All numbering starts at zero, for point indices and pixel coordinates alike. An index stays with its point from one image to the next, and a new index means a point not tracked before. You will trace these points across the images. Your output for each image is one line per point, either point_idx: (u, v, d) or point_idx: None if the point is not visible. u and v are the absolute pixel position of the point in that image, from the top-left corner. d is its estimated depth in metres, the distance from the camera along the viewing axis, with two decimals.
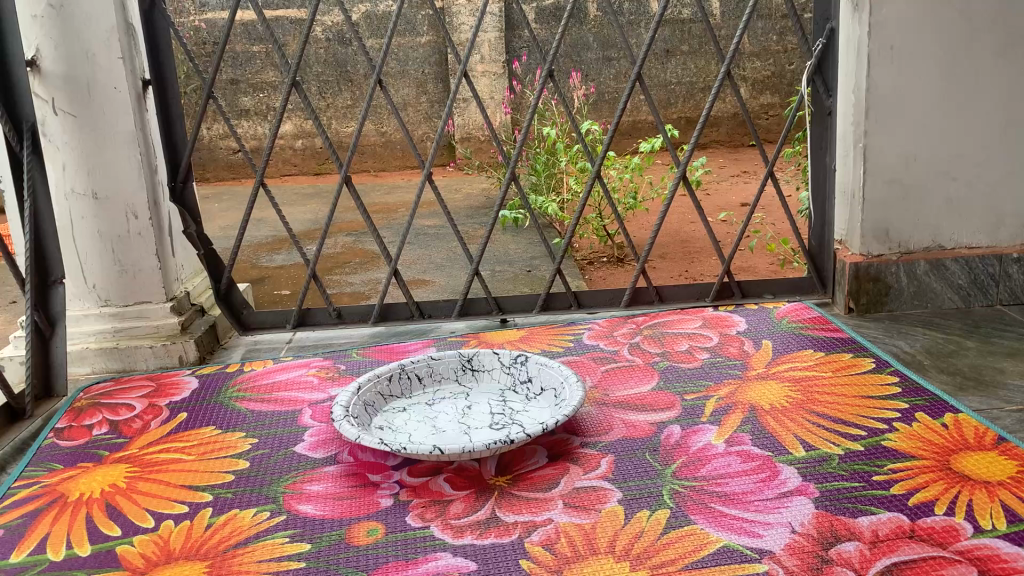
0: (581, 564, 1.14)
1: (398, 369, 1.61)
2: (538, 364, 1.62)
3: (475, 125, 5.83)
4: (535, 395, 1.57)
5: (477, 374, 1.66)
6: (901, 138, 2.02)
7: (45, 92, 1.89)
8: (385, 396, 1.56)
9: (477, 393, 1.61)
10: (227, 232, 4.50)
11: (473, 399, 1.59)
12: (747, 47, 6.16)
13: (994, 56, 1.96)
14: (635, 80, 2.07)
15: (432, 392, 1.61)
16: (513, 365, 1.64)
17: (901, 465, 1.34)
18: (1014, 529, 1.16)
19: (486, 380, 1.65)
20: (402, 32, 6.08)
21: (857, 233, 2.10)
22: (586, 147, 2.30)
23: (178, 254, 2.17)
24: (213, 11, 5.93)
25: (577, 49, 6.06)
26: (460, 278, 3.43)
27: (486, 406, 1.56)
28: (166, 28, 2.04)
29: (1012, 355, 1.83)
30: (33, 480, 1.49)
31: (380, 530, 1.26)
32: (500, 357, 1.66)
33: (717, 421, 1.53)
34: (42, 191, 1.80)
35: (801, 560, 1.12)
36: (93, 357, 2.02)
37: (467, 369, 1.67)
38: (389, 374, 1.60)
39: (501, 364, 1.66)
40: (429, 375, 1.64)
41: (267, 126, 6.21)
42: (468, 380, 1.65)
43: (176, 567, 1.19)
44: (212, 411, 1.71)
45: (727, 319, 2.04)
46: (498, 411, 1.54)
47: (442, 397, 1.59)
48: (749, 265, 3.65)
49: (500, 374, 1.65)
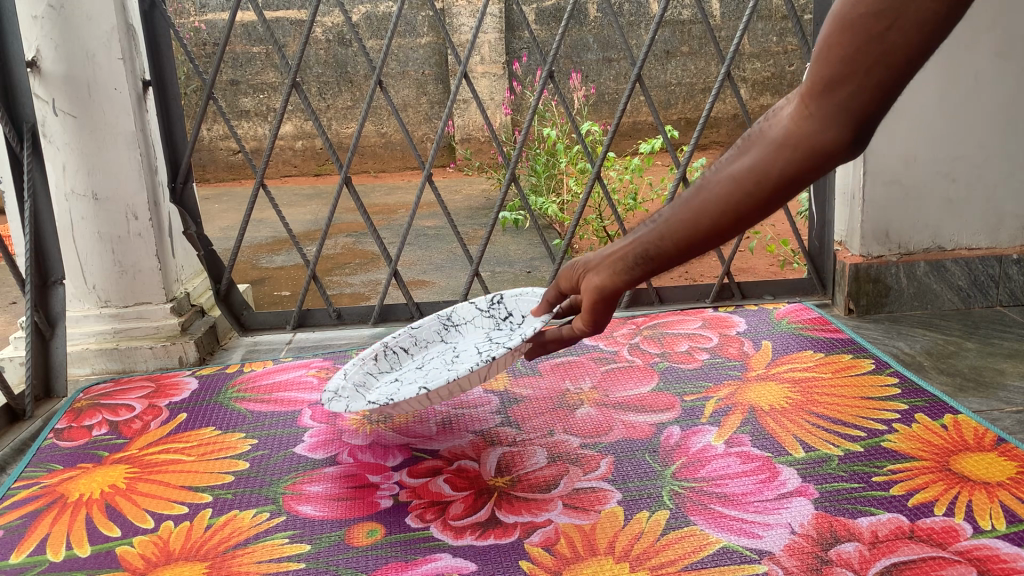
0: (581, 564, 1.14)
1: (381, 347, 1.63)
2: (514, 297, 1.61)
3: (475, 126, 5.86)
4: (517, 325, 1.56)
5: (460, 328, 1.65)
6: (900, 140, 2.02)
7: (45, 93, 1.89)
8: (374, 373, 1.58)
9: (463, 342, 1.60)
10: (227, 233, 4.52)
11: (460, 346, 1.58)
12: (747, 48, 6.17)
13: (993, 57, 1.95)
14: (635, 80, 2.06)
15: (421, 358, 1.61)
16: (491, 307, 1.63)
17: (900, 466, 1.34)
18: (1014, 530, 1.15)
19: (470, 330, 1.64)
20: (402, 32, 6.08)
21: (857, 235, 2.11)
22: (586, 146, 2.28)
23: (179, 254, 2.17)
24: (213, 11, 5.93)
25: (577, 50, 6.06)
26: (460, 279, 3.44)
27: (473, 347, 1.54)
28: (167, 29, 2.03)
29: (1012, 356, 1.83)
30: (33, 480, 1.49)
31: (379, 531, 1.26)
32: (476, 304, 1.65)
33: (717, 422, 1.53)
34: (42, 192, 1.80)
35: (801, 560, 1.12)
36: (93, 357, 2.03)
37: (449, 327, 1.66)
38: (373, 354, 1.61)
39: (479, 309, 1.65)
40: (414, 345, 1.65)
41: (268, 127, 6.23)
42: (453, 336, 1.65)
43: (176, 567, 1.19)
44: (212, 412, 1.71)
45: (727, 319, 2.05)
46: (484, 345, 1.52)
47: (431, 357, 1.59)
48: (749, 266, 3.66)
49: (482, 320, 1.64)
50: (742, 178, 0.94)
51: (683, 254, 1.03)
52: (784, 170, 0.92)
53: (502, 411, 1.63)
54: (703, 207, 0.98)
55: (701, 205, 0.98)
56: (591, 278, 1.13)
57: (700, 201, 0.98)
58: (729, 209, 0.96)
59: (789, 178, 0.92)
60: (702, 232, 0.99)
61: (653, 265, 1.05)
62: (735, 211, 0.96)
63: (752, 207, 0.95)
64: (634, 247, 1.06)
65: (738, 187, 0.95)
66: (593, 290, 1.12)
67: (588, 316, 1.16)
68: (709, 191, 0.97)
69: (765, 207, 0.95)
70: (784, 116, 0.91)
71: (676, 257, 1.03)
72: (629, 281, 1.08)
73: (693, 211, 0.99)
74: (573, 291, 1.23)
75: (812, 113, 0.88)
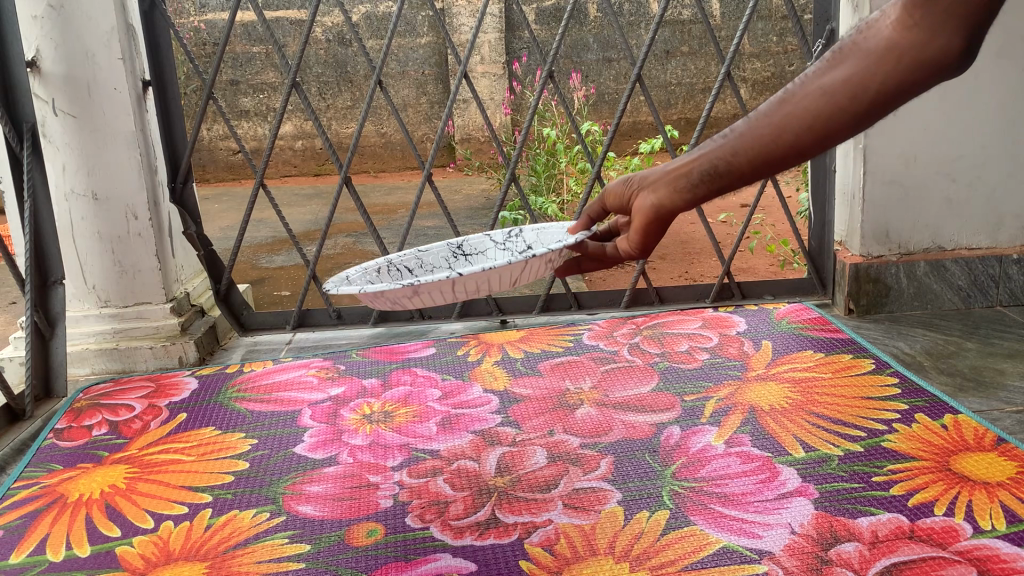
0: (581, 564, 1.14)
1: (386, 262, 1.63)
2: (534, 231, 1.67)
3: (475, 126, 5.86)
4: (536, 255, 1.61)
5: (470, 258, 1.70)
6: (900, 140, 2.02)
7: (45, 93, 1.89)
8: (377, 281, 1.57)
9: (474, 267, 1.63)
10: (227, 233, 4.52)
11: None
12: (747, 48, 6.16)
13: (994, 57, 1.96)
14: (635, 80, 2.05)
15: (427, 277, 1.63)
16: (507, 240, 1.68)
17: (901, 466, 1.34)
18: (1014, 530, 1.15)
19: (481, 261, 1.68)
20: (402, 32, 6.08)
21: (857, 235, 2.11)
22: (586, 146, 2.28)
23: (179, 254, 2.17)
24: (213, 11, 5.93)
25: (576, 50, 6.06)
26: None
27: None
28: (167, 29, 2.03)
29: (1012, 356, 1.83)
30: (33, 480, 1.49)
31: (380, 531, 1.26)
32: (491, 237, 1.70)
33: (717, 422, 1.53)
34: (42, 192, 1.80)
35: (801, 560, 1.12)
36: (93, 357, 2.03)
37: (459, 255, 1.69)
38: (378, 267, 1.61)
39: (494, 243, 1.70)
40: (419, 266, 1.67)
41: (267, 127, 6.23)
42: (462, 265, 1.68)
43: (176, 567, 1.19)
44: (212, 412, 1.71)
45: (727, 319, 2.05)
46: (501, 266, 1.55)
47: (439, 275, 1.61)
48: (749, 266, 3.65)
49: (495, 251, 1.69)
50: (833, 92, 0.91)
51: (754, 172, 1.00)
52: (885, 83, 0.89)
53: (502, 411, 1.63)
54: (786, 122, 0.95)
55: (783, 118, 0.95)
56: (644, 198, 1.09)
57: (784, 115, 0.95)
58: (814, 126, 0.94)
59: (888, 93, 0.89)
60: (781, 148, 0.96)
61: (719, 184, 1.02)
62: (824, 125, 0.93)
63: (843, 124, 0.92)
64: (700, 163, 1.02)
65: (831, 100, 0.92)
66: (648, 209, 1.08)
67: (639, 235, 1.12)
68: (795, 107, 0.94)
69: (853, 122, 0.93)
70: (884, 25, 0.88)
71: (744, 175, 1.00)
72: (690, 200, 1.04)
73: (775, 127, 0.96)
74: (619, 210, 1.18)
75: (920, 23, 0.85)
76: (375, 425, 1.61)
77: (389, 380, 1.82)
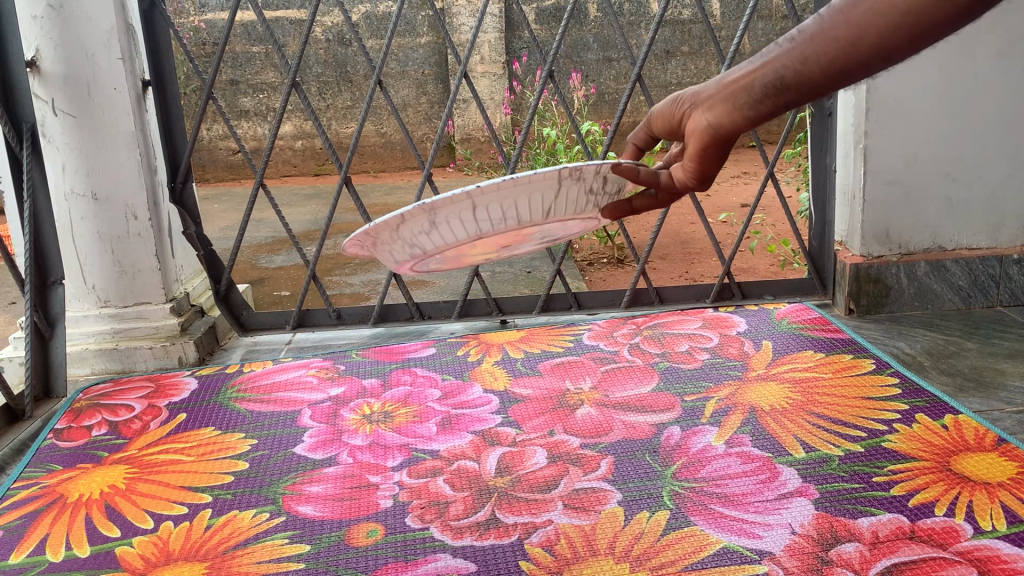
0: (581, 564, 1.14)
1: None
2: None
3: (475, 126, 5.86)
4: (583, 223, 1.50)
5: None
6: (900, 140, 2.02)
7: (45, 93, 1.88)
8: None
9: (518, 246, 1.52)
10: (227, 233, 4.51)
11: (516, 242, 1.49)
12: (747, 47, 6.16)
13: (994, 57, 1.95)
14: (635, 80, 2.05)
15: None
16: None
17: (901, 466, 1.34)
18: (1015, 530, 1.15)
19: None
20: (402, 32, 6.08)
21: (857, 234, 2.11)
22: (586, 146, 2.28)
23: (179, 254, 2.17)
24: (213, 11, 5.93)
25: (577, 50, 6.06)
26: (460, 279, 3.43)
27: None
28: (167, 29, 2.03)
29: (1012, 356, 1.83)
30: (33, 480, 1.49)
31: (380, 531, 1.25)
32: None
33: (717, 423, 1.53)
34: (42, 192, 1.80)
35: (802, 560, 1.12)
36: (93, 357, 2.03)
37: None
38: None
39: None
40: None
41: (267, 127, 6.23)
42: None
43: (176, 567, 1.19)
44: (212, 412, 1.71)
45: (727, 319, 2.05)
46: None
47: None
48: (749, 266, 3.65)
49: None
50: None
51: (826, 79, 0.99)
52: None
53: (502, 411, 1.63)
54: (867, 20, 0.93)
55: (863, 17, 0.93)
56: (700, 116, 1.07)
57: (864, 13, 0.93)
58: (900, 22, 0.91)
59: None
60: (861, 51, 0.95)
61: (785, 95, 1.02)
62: (911, 20, 0.90)
63: (930, 19, 0.89)
64: (765, 74, 1.02)
65: None
66: (704, 128, 1.07)
67: (696, 161, 1.10)
68: (876, 3, 0.92)
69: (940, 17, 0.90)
70: None
71: (815, 83, 0.99)
72: (755, 115, 1.03)
73: (853, 26, 0.94)
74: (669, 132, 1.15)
75: None
76: (374, 425, 1.60)
77: (389, 380, 1.82)
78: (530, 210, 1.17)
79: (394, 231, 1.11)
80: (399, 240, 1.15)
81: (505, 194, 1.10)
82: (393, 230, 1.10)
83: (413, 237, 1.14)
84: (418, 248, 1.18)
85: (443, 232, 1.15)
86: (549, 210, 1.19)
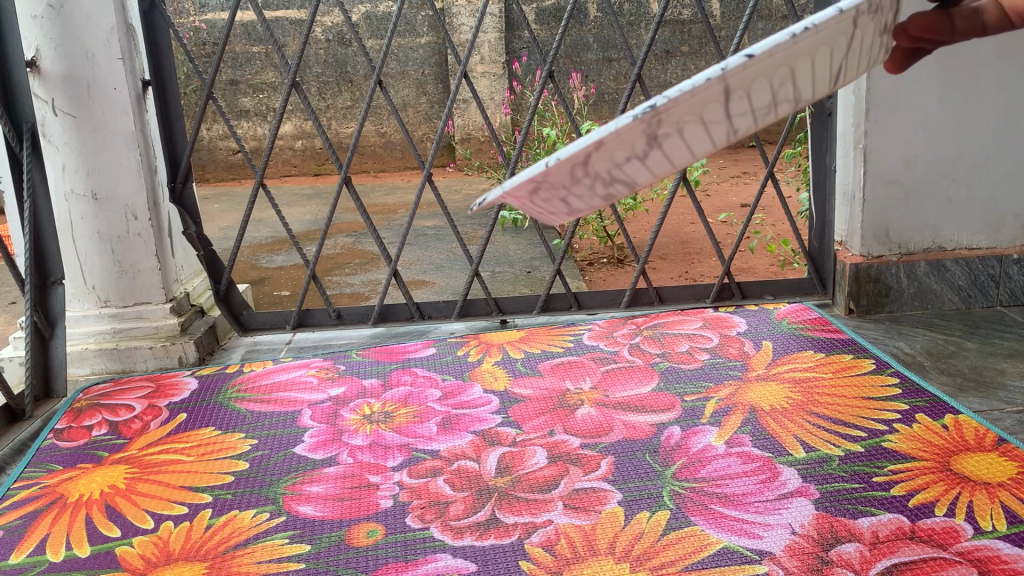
0: (581, 564, 1.14)
1: None
2: None
3: (475, 126, 5.86)
4: None
5: None
6: (900, 140, 2.02)
7: (45, 93, 1.88)
8: None
9: None
10: (227, 233, 4.51)
11: None
12: (747, 47, 6.17)
13: (994, 56, 1.95)
14: (635, 80, 2.05)
15: None
16: None
17: (901, 466, 1.34)
18: (1015, 530, 1.15)
19: None
20: (402, 32, 6.08)
21: (857, 234, 2.11)
22: (586, 146, 2.27)
23: (179, 254, 2.17)
24: (213, 11, 5.93)
25: (577, 50, 6.06)
26: (460, 279, 3.43)
27: None
28: (167, 29, 2.03)
29: (1012, 356, 1.83)
30: (33, 480, 1.49)
31: (380, 531, 1.25)
32: None
33: (717, 423, 1.53)
34: (42, 192, 1.80)
35: (802, 561, 1.12)
36: (93, 357, 2.03)
37: None
38: None
39: None
40: None
41: (267, 127, 6.23)
42: None
43: (176, 567, 1.19)
44: (212, 412, 1.71)
45: (727, 319, 2.05)
46: None
47: None
48: (749, 266, 3.65)
49: None
50: None
51: None
52: None
53: (502, 411, 1.63)
54: None
55: None
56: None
57: None
58: None
59: None
60: None
61: None
62: None
63: None
64: None
65: None
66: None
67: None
68: None
69: None
70: None
71: None
72: None
73: None
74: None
75: None
76: (374, 425, 1.60)
77: (389, 380, 1.82)
78: (811, 79, 0.68)
79: (588, 167, 0.65)
80: (594, 179, 0.68)
81: (776, 66, 0.63)
82: (587, 164, 0.64)
83: (617, 169, 0.67)
84: (620, 192, 0.71)
85: (663, 158, 0.69)
86: (837, 74, 0.70)
